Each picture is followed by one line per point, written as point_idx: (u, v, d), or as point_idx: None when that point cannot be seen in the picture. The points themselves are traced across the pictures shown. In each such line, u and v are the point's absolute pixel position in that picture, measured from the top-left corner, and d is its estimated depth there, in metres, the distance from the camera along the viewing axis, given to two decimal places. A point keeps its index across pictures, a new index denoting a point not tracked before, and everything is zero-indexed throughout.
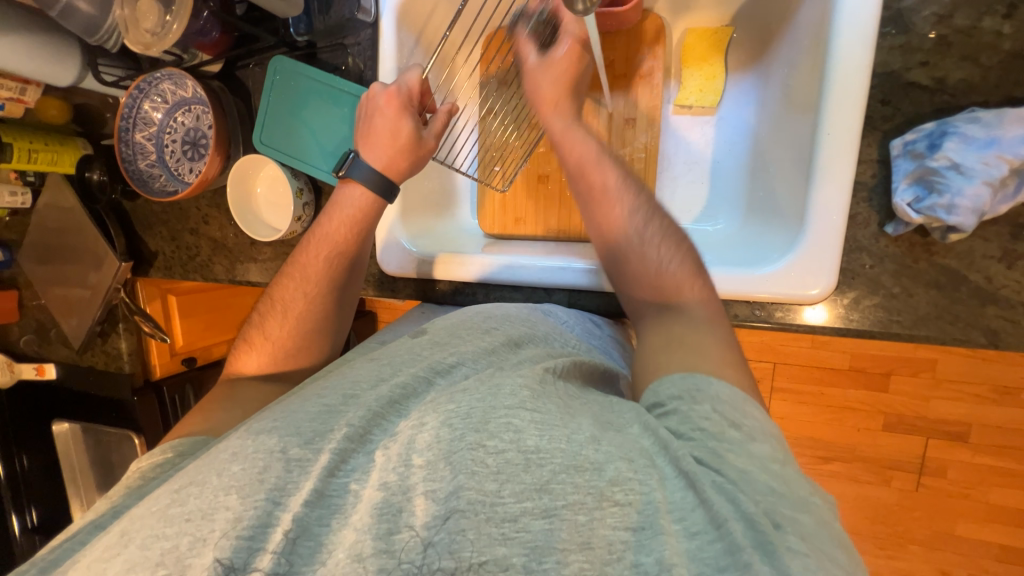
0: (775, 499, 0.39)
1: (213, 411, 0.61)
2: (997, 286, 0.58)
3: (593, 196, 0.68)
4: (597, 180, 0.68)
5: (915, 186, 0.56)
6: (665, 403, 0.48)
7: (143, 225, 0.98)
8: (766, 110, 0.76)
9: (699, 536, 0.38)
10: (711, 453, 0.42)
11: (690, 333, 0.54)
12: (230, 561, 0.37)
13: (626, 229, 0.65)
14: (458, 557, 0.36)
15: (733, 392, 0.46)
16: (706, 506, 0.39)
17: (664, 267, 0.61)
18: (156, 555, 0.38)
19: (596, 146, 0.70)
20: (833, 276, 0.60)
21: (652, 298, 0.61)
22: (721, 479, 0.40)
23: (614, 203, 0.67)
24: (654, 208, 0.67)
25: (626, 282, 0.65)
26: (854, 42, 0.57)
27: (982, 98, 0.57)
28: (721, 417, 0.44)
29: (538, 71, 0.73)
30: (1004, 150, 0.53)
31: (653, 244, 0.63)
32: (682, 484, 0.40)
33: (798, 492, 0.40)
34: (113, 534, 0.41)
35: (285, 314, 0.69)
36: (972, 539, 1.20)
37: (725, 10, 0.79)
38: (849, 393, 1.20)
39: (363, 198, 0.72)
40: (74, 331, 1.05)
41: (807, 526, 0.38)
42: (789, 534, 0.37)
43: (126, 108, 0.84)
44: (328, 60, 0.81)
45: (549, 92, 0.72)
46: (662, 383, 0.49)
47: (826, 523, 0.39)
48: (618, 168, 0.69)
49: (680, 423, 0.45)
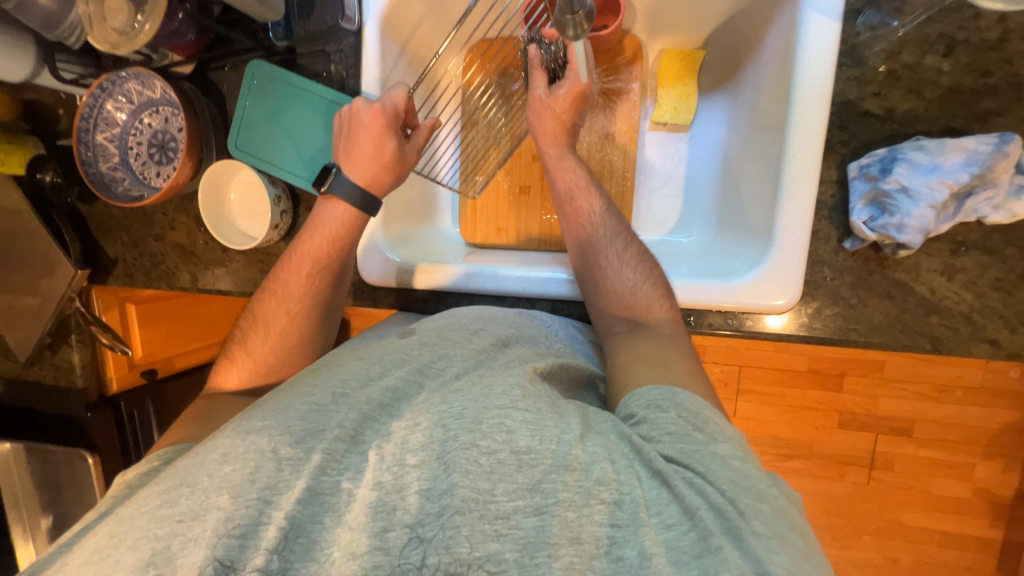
0: (739, 490, 0.41)
1: (188, 425, 0.59)
2: (939, 297, 0.63)
3: (577, 219, 0.73)
4: (583, 206, 0.73)
5: (870, 207, 0.62)
6: (636, 412, 0.49)
7: (101, 229, 0.92)
8: (735, 129, 0.81)
9: (675, 527, 0.39)
10: (678, 451, 0.44)
11: (664, 351, 0.57)
12: (225, 559, 0.36)
13: (605, 251, 0.69)
14: (451, 552, 0.37)
15: (695, 399, 0.48)
16: (678, 499, 0.40)
17: (636, 288, 0.66)
18: (145, 556, 0.37)
19: (585, 177, 0.75)
20: (797, 289, 0.64)
21: (622, 315, 0.65)
22: (690, 473, 0.42)
23: (595, 231, 0.71)
24: (633, 235, 0.71)
25: (599, 298, 0.68)
26: (815, 71, 0.62)
27: (925, 127, 0.63)
28: (685, 422, 0.46)
29: (542, 103, 0.76)
30: (945, 176, 0.59)
31: (628, 266, 0.68)
32: (656, 482, 0.42)
33: (759, 486, 0.41)
34: (102, 534, 0.39)
35: (268, 329, 0.68)
36: (916, 526, 1.30)
37: (698, 35, 0.84)
38: (808, 394, 1.27)
39: (344, 215, 0.71)
40: (20, 342, 0.97)
41: (767, 515, 0.39)
42: (754, 521, 0.39)
43: (86, 107, 0.80)
44: (308, 66, 0.79)
45: (547, 126, 0.76)
46: (633, 396, 0.51)
47: (783, 513, 0.40)
48: (603, 201, 0.74)
49: (651, 430, 0.46)
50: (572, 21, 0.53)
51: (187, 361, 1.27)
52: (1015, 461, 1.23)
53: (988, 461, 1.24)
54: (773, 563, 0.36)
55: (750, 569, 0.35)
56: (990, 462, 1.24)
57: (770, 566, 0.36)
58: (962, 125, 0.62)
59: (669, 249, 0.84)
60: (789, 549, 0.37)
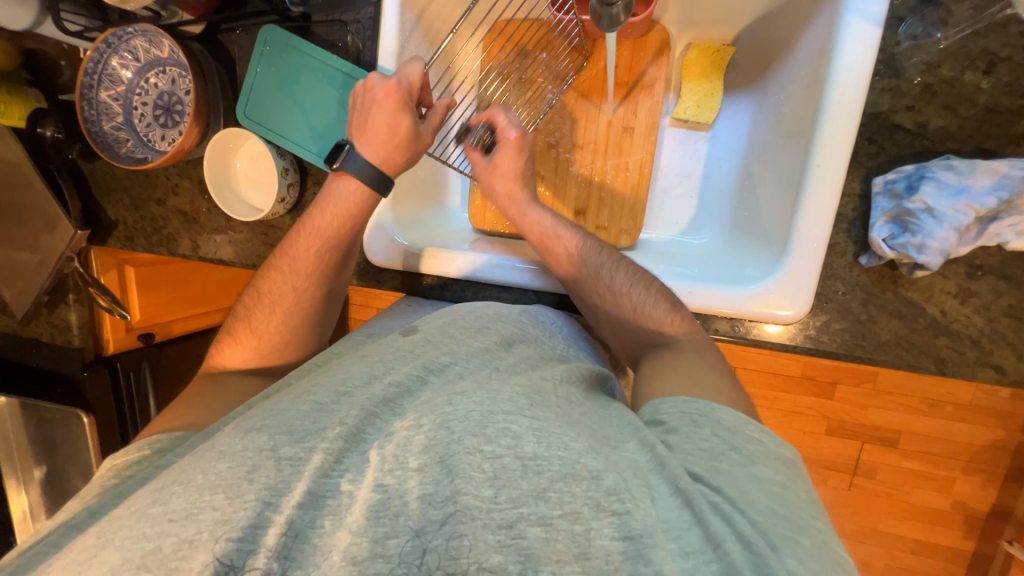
0: (765, 516, 0.38)
1: (188, 406, 0.59)
2: (950, 319, 0.63)
3: (560, 261, 0.70)
4: (560, 250, 0.70)
5: (891, 224, 0.60)
6: (667, 420, 0.49)
7: (102, 189, 0.90)
8: (759, 131, 0.78)
9: (694, 555, 0.37)
10: (709, 469, 0.43)
11: (688, 363, 0.56)
12: (231, 561, 0.36)
13: (596, 286, 0.68)
14: (457, 560, 0.36)
15: (736, 416, 0.47)
16: (702, 525, 0.38)
17: (642, 312, 0.64)
18: (135, 557, 0.36)
19: (550, 219, 0.73)
20: (808, 302, 0.64)
21: (642, 343, 0.64)
22: (717, 496, 0.40)
23: (577, 269, 0.69)
24: (618, 260, 0.69)
25: (613, 326, 0.67)
26: (850, 78, 0.60)
27: (956, 145, 0.62)
28: (721, 440, 0.45)
29: (488, 170, 0.76)
30: (972, 199, 0.58)
31: (623, 293, 0.66)
32: (677, 501, 0.40)
33: (800, 516, 0.40)
34: (90, 535, 0.39)
35: (273, 306, 0.67)
36: (890, 533, 1.33)
37: (729, 30, 0.81)
38: (800, 399, 1.28)
39: (357, 191, 0.69)
40: (18, 298, 0.96)
41: (805, 549, 0.38)
42: (788, 558, 0.37)
43: (90, 62, 0.77)
44: (323, 35, 0.77)
45: (501, 189, 0.76)
46: (663, 403, 0.50)
47: (829, 547, 0.39)
48: (577, 232, 0.72)
49: (681, 441, 0.46)
50: (608, 13, 0.51)
51: (185, 326, 1.27)
52: (994, 478, 1.25)
53: (968, 476, 1.26)
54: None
55: None
56: (970, 478, 1.26)
57: None
58: (993, 147, 0.61)
59: (679, 249, 0.82)
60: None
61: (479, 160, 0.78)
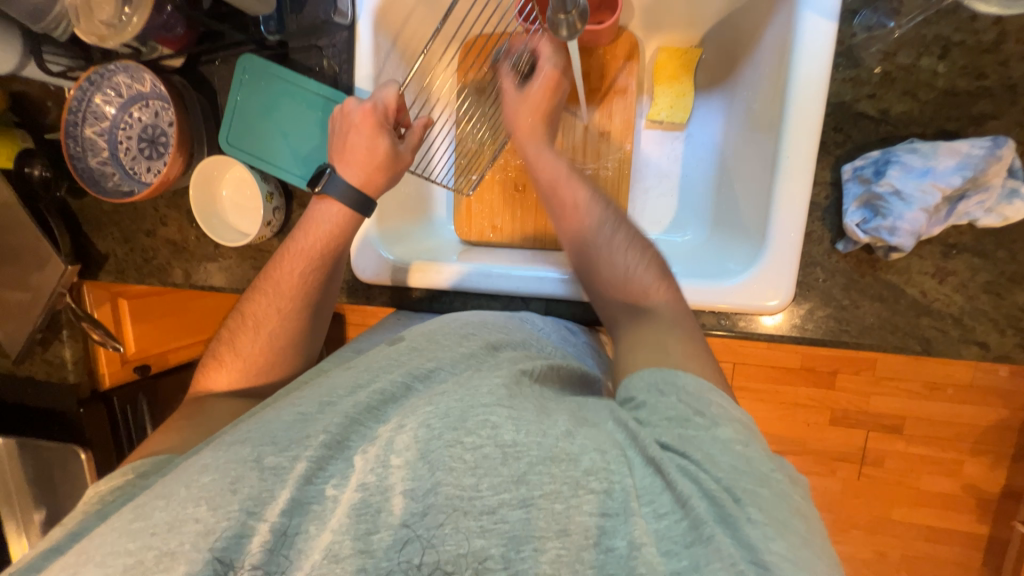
0: (735, 476, 0.40)
1: (177, 429, 0.59)
2: (930, 299, 0.64)
3: (565, 208, 0.71)
4: (568, 197, 0.71)
5: (863, 209, 0.62)
6: (636, 396, 0.48)
7: (91, 225, 0.91)
8: (732, 128, 0.80)
9: (666, 516, 0.38)
10: (676, 438, 0.43)
11: (667, 335, 0.55)
12: (221, 555, 0.37)
13: (595, 240, 0.68)
14: (437, 551, 0.38)
15: (697, 382, 0.47)
16: (671, 488, 0.39)
17: (633, 273, 0.64)
18: (117, 572, 0.37)
19: (565, 167, 0.73)
20: (790, 291, 0.64)
21: (624, 301, 0.63)
22: (685, 461, 0.41)
23: (582, 220, 0.69)
24: (622, 219, 0.70)
25: (599, 288, 0.66)
26: (811, 70, 0.61)
27: (919, 129, 0.63)
28: (686, 406, 0.45)
29: (517, 100, 0.77)
30: (938, 180, 0.59)
31: (622, 251, 0.66)
32: (650, 470, 0.41)
33: (761, 468, 0.40)
34: (72, 555, 0.40)
35: (258, 329, 0.68)
36: (904, 522, 1.31)
37: (694, 33, 0.83)
38: (801, 391, 1.28)
39: (339, 215, 0.70)
40: (10, 338, 0.96)
41: (765, 499, 0.38)
42: (750, 508, 0.38)
43: (74, 101, 0.79)
44: (300, 61, 0.79)
45: (524, 122, 0.76)
46: (633, 379, 0.50)
47: (788, 496, 0.40)
48: (586, 184, 0.72)
49: (649, 415, 0.45)
50: (565, 21, 0.52)
51: (183, 355, 1.27)
52: (1001, 458, 1.24)
53: (976, 458, 1.25)
54: (770, 552, 0.36)
55: (743, 560, 0.36)
56: (978, 459, 1.25)
57: (765, 555, 0.36)
58: (955, 128, 0.62)
59: (665, 247, 0.83)
60: (789, 533, 0.37)
61: (512, 88, 0.77)
